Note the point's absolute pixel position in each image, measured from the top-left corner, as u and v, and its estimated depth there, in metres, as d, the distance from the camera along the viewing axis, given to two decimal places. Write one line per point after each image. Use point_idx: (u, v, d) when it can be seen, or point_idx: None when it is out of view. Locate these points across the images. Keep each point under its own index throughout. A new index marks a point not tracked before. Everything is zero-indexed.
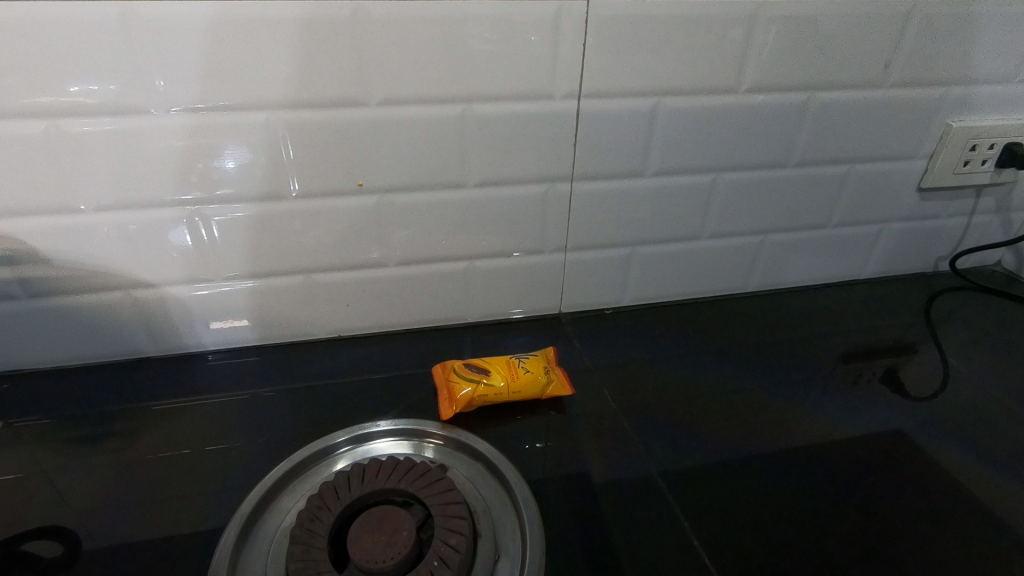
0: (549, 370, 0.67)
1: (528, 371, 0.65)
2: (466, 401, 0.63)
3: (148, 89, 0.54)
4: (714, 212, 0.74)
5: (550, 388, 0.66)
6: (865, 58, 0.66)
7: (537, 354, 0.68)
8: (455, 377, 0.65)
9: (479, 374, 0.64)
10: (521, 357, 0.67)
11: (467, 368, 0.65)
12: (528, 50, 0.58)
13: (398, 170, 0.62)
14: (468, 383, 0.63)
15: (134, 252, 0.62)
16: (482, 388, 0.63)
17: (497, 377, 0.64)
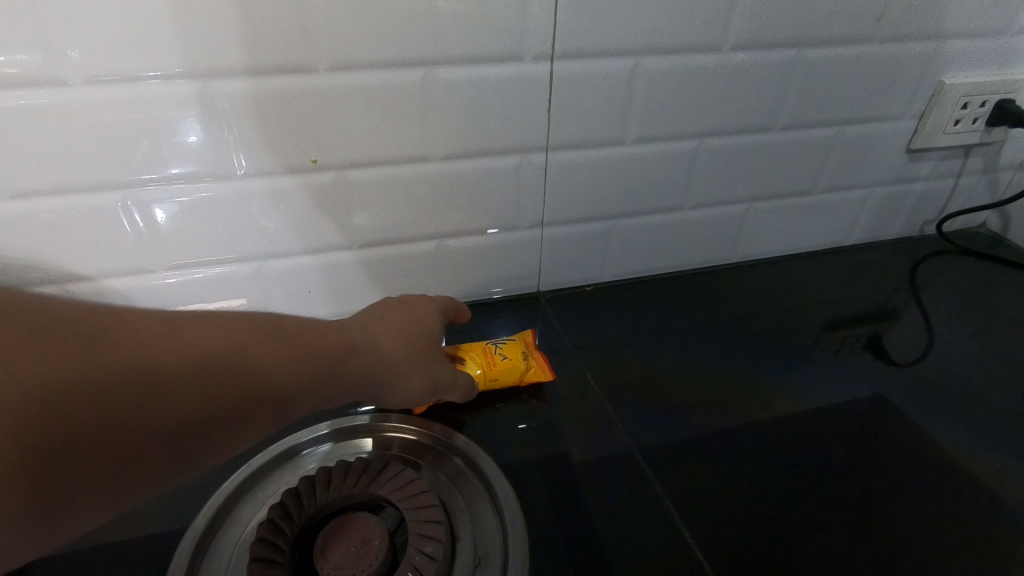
0: (528, 355, 0.63)
1: (508, 358, 0.62)
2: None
3: (59, 59, 0.47)
4: (697, 181, 0.70)
5: (530, 375, 0.63)
6: (857, 11, 0.61)
7: (515, 338, 0.64)
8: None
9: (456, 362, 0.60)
10: (499, 342, 0.64)
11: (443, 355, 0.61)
12: (495, 6, 0.52)
13: (356, 145, 0.57)
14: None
15: (65, 243, 0.56)
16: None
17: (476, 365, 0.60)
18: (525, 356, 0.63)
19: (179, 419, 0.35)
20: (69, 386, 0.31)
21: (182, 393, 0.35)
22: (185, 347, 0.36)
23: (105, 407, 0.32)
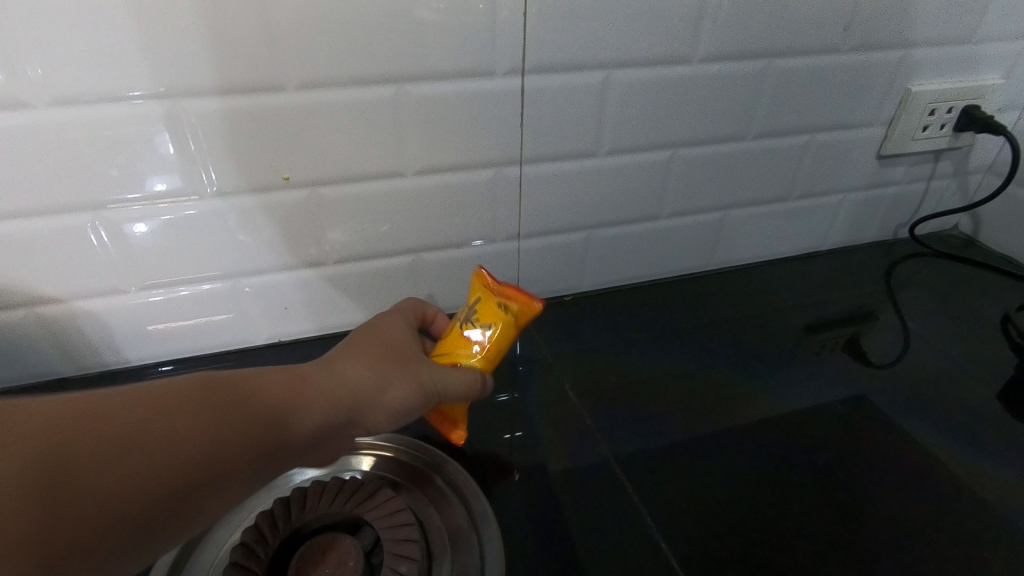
0: (504, 300, 0.51)
1: (484, 324, 0.51)
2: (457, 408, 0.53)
3: (20, 81, 0.46)
4: (672, 190, 0.71)
5: (523, 314, 0.50)
6: (824, 22, 0.62)
7: (473, 295, 0.53)
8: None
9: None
10: (465, 312, 0.53)
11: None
12: (464, 23, 0.52)
13: (329, 161, 0.57)
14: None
15: (32, 265, 0.55)
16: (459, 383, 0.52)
17: (461, 356, 0.52)
18: (501, 306, 0.51)
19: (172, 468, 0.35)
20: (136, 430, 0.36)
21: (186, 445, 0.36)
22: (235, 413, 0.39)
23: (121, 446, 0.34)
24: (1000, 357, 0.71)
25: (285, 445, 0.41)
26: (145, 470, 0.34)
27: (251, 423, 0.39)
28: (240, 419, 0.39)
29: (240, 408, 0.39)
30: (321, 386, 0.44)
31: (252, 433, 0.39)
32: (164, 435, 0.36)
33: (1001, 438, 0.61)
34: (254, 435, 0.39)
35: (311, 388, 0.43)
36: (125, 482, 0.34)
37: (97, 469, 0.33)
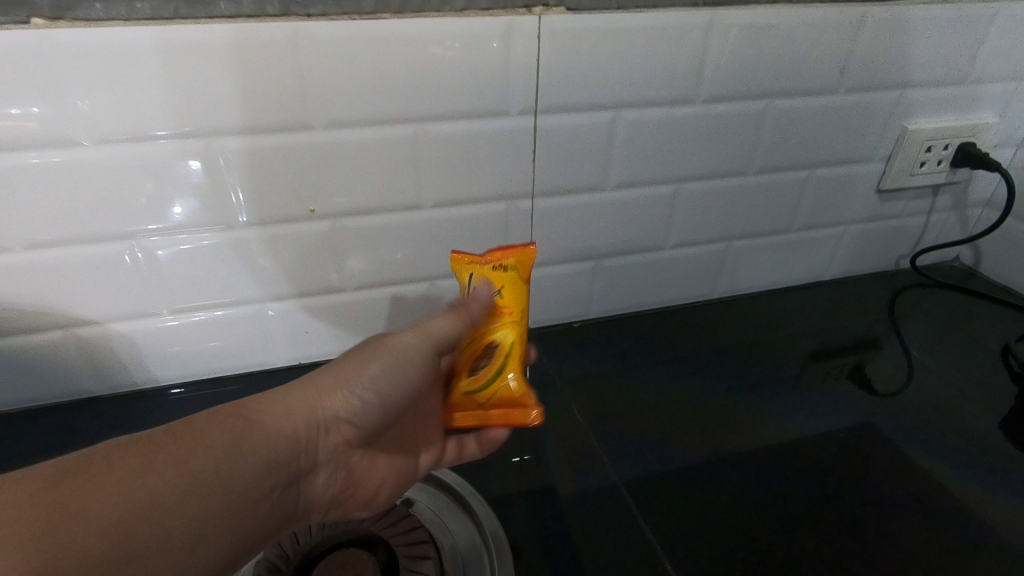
0: (496, 263, 0.54)
1: (493, 292, 0.54)
2: (511, 386, 0.55)
3: (76, 122, 0.51)
4: (677, 222, 0.73)
5: (523, 264, 0.54)
6: (821, 66, 0.66)
7: (463, 274, 0.54)
8: (477, 395, 0.56)
9: (487, 359, 0.55)
10: (466, 293, 0.54)
11: (471, 374, 0.56)
12: (481, 68, 0.56)
13: (353, 194, 0.60)
14: (489, 375, 0.55)
15: (72, 289, 0.59)
16: (504, 356, 0.54)
17: (495, 330, 0.54)
18: (498, 270, 0.54)
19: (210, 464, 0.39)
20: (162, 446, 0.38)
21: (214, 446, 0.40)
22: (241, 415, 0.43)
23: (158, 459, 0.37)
24: (1001, 387, 0.72)
25: (277, 458, 0.43)
26: (158, 489, 0.36)
27: (235, 451, 0.40)
28: (216, 448, 0.40)
29: (230, 421, 0.42)
30: (284, 400, 0.46)
31: (236, 458, 0.40)
32: (162, 460, 0.37)
33: (1000, 467, 0.62)
34: (241, 457, 0.41)
35: (278, 402, 0.46)
36: (157, 484, 0.36)
37: (110, 500, 0.34)
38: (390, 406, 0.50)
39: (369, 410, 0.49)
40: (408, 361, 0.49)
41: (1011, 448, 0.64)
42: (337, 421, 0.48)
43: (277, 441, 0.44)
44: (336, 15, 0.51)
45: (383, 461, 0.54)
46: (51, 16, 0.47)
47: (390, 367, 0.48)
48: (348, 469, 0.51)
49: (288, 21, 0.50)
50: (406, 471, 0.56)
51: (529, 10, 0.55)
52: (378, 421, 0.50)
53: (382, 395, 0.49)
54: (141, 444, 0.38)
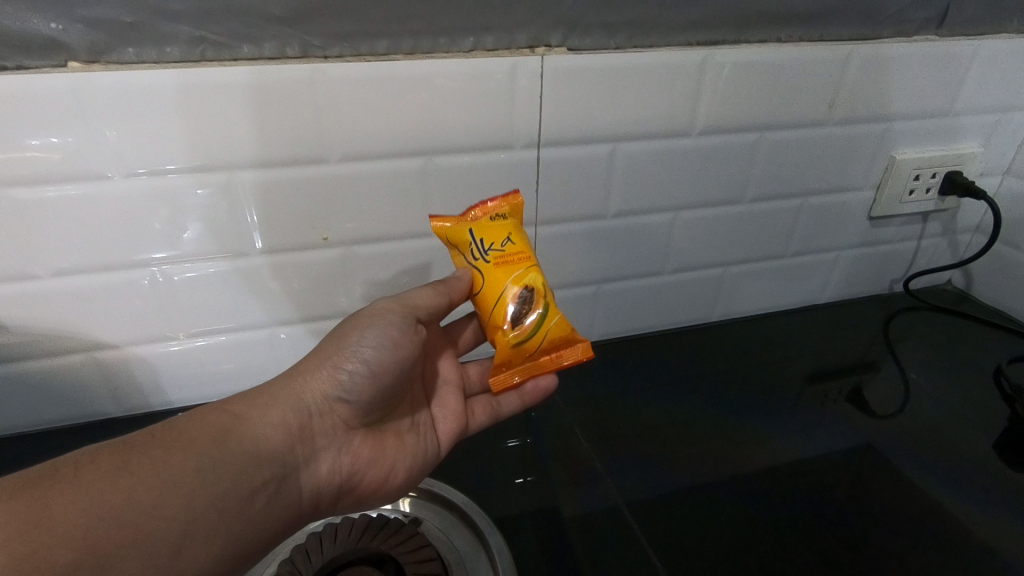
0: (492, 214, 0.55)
1: (503, 238, 0.54)
2: (556, 327, 0.56)
3: (105, 157, 0.54)
4: (675, 248, 0.76)
5: (515, 208, 0.56)
6: (810, 101, 0.69)
7: (463, 233, 0.54)
8: (524, 345, 0.55)
9: (528, 304, 0.54)
10: (475, 246, 0.54)
11: (514, 324, 0.54)
12: (487, 105, 0.59)
13: (365, 223, 0.63)
14: (533, 321, 0.55)
15: (94, 315, 0.61)
16: (542, 296, 0.55)
17: (525, 271, 0.54)
18: (498, 218, 0.54)
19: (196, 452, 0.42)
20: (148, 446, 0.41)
21: (200, 437, 0.43)
22: (228, 409, 0.47)
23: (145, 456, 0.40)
24: (994, 407, 0.74)
25: (268, 444, 0.47)
26: (144, 483, 0.39)
27: (218, 444, 0.43)
28: (198, 442, 0.43)
29: (217, 415, 0.46)
30: (272, 391, 0.50)
31: (222, 449, 0.43)
32: (148, 456, 0.40)
33: (995, 486, 0.64)
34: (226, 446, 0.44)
35: (269, 391, 0.50)
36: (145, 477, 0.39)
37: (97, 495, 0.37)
38: (379, 379, 0.52)
39: (357, 386, 0.52)
40: (385, 326, 0.52)
41: (1005, 467, 0.66)
42: (328, 400, 0.51)
43: (266, 428, 0.47)
44: (351, 57, 0.55)
45: (391, 442, 0.57)
46: (86, 60, 0.50)
47: (369, 335, 0.52)
48: (352, 453, 0.53)
49: (307, 63, 0.54)
50: (415, 453, 0.58)
51: (533, 51, 0.58)
52: (370, 399, 0.53)
53: (368, 368, 0.52)
54: (118, 447, 0.40)
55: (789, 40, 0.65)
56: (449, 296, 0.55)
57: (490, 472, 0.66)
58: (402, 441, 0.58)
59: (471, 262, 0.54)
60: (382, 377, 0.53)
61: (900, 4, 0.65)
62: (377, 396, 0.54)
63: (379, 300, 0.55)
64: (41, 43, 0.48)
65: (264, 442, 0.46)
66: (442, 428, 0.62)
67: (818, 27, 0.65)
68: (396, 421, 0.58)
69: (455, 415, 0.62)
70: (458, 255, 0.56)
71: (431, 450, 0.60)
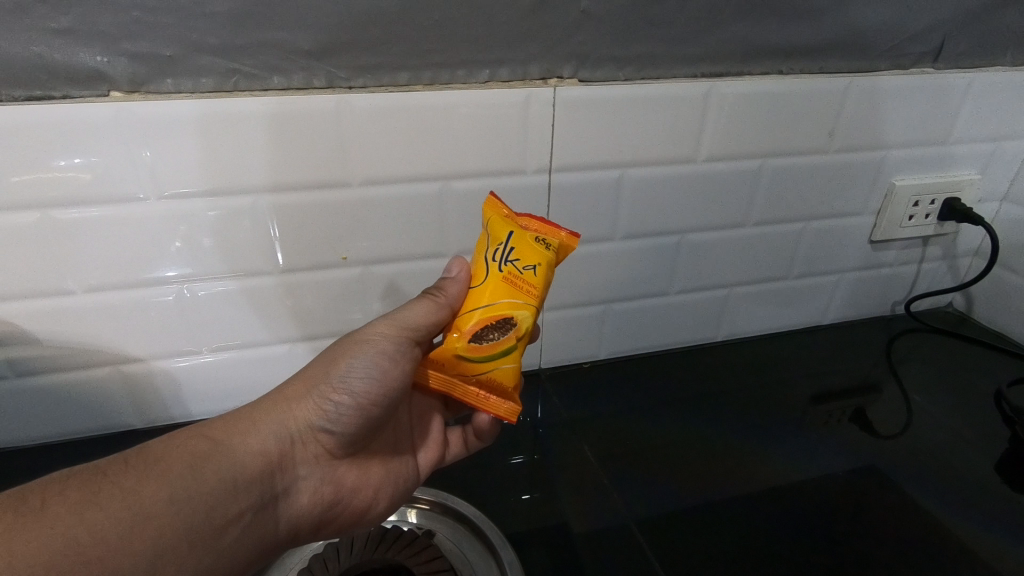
0: (541, 235, 0.51)
1: (530, 262, 0.50)
2: (504, 373, 0.51)
3: (139, 180, 0.57)
4: (681, 270, 0.78)
5: (564, 247, 0.51)
6: (811, 130, 0.72)
7: (502, 231, 0.50)
8: (468, 363, 0.51)
9: (497, 332, 0.50)
10: (500, 249, 0.50)
11: (473, 339, 0.51)
12: (501, 133, 0.62)
13: (383, 244, 0.65)
14: (491, 347, 0.51)
15: (122, 329, 0.64)
16: (515, 339, 0.50)
17: (519, 306, 0.49)
18: (542, 243, 0.50)
19: (173, 478, 0.42)
20: (124, 470, 0.41)
21: (176, 463, 0.43)
22: (209, 434, 0.47)
23: (122, 481, 0.40)
24: (995, 430, 0.75)
25: (248, 473, 0.47)
26: (120, 507, 0.39)
27: (194, 474, 0.43)
28: (172, 471, 0.42)
29: (200, 440, 0.46)
30: (256, 417, 0.50)
31: (196, 478, 0.43)
32: (123, 482, 0.40)
33: (995, 504, 0.65)
34: (202, 476, 0.43)
35: (252, 416, 0.50)
36: (121, 502, 0.39)
37: (69, 522, 0.37)
38: (365, 408, 0.52)
39: (343, 417, 0.51)
40: (376, 356, 0.51)
41: (1006, 489, 0.67)
42: (312, 429, 0.51)
43: (247, 456, 0.47)
44: (374, 87, 0.58)
45: (376, 470, 0.57)
46: (127, 89, 0.53)
47: (359, 364, 0.51)
48: (334, 482, 0.54)
49: (332, 93, 0.57)
50: (396, 482, 0.59)
51: (545, 82, 0.61)
52: (355, 429, 0.53)
53: (355, 399, 0.51)
54: (89, 475, 0.40)
55: (790, 73, 0.68)
56: (449, 307, 0.53)
57: (498, 488, 0.68)
58: (386, 468, 0.58)
59: (487, 258, 0.51)
60: (369, 409, 0.53)
61: (895, 39, 0.68)
62: (363, 427, 0.53)
63: (373, 324, 0.53)
64: (87, 74, 0.52)
65: (244, 471, 0.46)
66: (424, 456, 0.63)
67: (817, 60, 0.68)
68: (380, 447, 0.59)
69: (435, 445, 0.64)
70: (483, 242, 0.52)
71: (412, 476, 0.61)
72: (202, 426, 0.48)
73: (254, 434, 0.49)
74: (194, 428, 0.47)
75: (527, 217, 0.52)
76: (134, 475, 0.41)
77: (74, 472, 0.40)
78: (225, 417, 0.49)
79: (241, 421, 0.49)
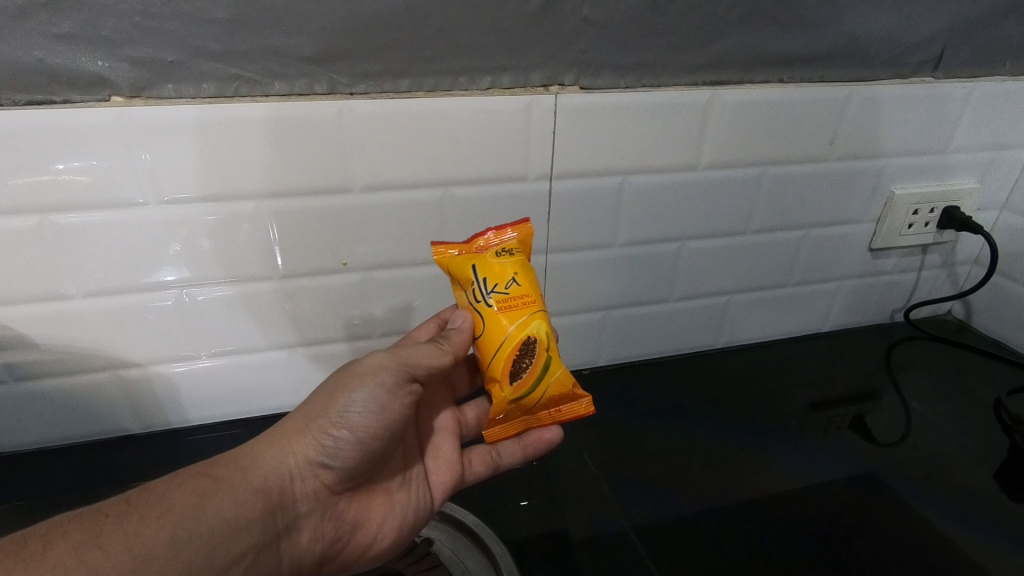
0: (499, 249, 0.53)
1: (509, 278, 0.52)
2: (557, 382, 0.53)
3: (138, 186, 0.57)
4: (681, 277, 0.78)
5: (524, 243, 0.54)
6: (811, 138, 0.72)
7: (466, 269, 0.52)
8: (522, 400, 0.53)
9: (528, 357, 0.52)
10: (477, 287, 0.52)
11: (511, 380, 0.52)
12: (503, 140, 0.62)
13: (383, 249, 0.65)
14: (533, 377, 0.52)
15: (120, 334, 0.64)
16: (545, 350, 0.52)
17: (530, 317, 0.51)
18: (502, 255, 0.52)
19: (173, 517, 0.42)
20: (124, 513, 0.42)
21: (177, 501, 0.44)
22: (211, 471, 0.47)
23: (123, 522, 0.41)
24: (995, 438, 0.75)
25: (247, 512, 0.46)
26: (122, 549, 0.39)
27: (194, 512, 0.43)
28: (174, 509, 0.43)
29: (201, 478, 0.46)
30: (256, 453, 0.50)
31: (198, 516, 0.43)
32: (123, 524, 0.41)
33: (995, 512, 0.65)
34: (203, 514, 0.43)
35: (252, 453, 0.50)
36: (123, 544, 0.40)
37: (71, 564, 0.38)
38: (366, 442, 0.52)
39: (342, 452, 0.51)
40: (376, 389, 0.51)
41: (1005, 498, 0.67)
42: (311, 464, 0.51)
43: (246, 494, 0.47)
44: (376, 93, 0.58)
45: (378, 503, 0.57)
46: (129, 94, 0.53)
47: (359, 398, 0.50)
48: (335, 517, 0.54)
49: (334, 99, 0.57)
50: (403, 514, 0.58)
51: (547, 89, 0.62)
52: (355, 463, 0.52)
53: (354, 433, 0.51)
54: (91, 518, 0.41)
55: (791, 81, 0.68)
56: (453, 354, 0.53)
57: (497, 494, 0.68)
58: (389, 500, 0.58)
59: (473, 301, 0.53)
60: (370, 442, 0.52)
61: (895, 48, 0.68)
62: (363, 460, 0.53)
63: (373, 356, 0.53)
64: (89, 79, 0.52)
65: (243, 509, 0.46)
66: (436, 481, 0.61)
67: (818, 68, 0.68)
68: (385, 478, 0.58)
69: (449, 469, 0.62)
70: (462, 293, 0.54)
71: (423, 506, 0.59)
72: (205, 463, 0.48)
73: (254, 470, 0.49)
74: (197, 466, 0.48)
75: (477, 242, 0.54)
76: (135, 516, 0.42)
77: (75, 517, 0.41)
78: (228, 454, 0.50)
79: (244, 456, 0.50)
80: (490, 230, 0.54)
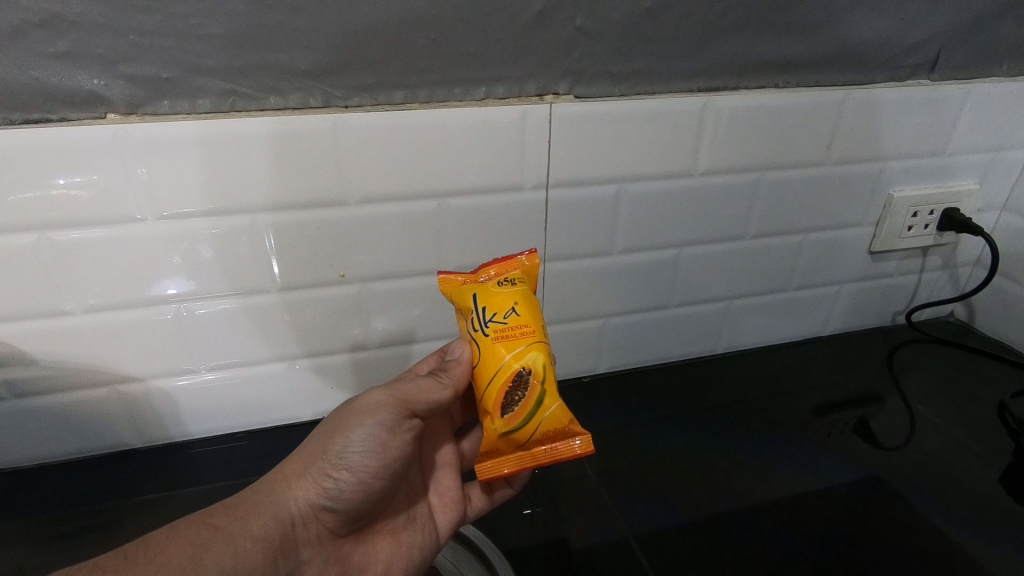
0: (501, 279, 0.54)
1: (509, 308, 0.52)
2: (552, 417, 0.51)
3: (136, 203, 0.57)
4: (680, 282, 0.78)
5: (528, 275, 0.55)
6: (808, 142, 0.72)
7: (467, 297, 0.53)
8: (513, 434, 0.51)
9: (521, 390, 0.50)
10: (476, 315, 0.52)
11: (503, 411, 0.50)
12: (498, 150, 0.62)
13: (380, 260, 0.65)
14: (524, 407, 0.50)
15: (121, 349, 0.64)
16: (539, 381, 0.50)
17: (526, 348, 0.50)
18: (504, 285, 0.53)
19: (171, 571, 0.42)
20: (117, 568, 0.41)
21: (174, 556, 0.43)
22: (211, 520, 0.47)
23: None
24: (999, 441, 0.74)
25: (248, 562, 0.46)
26: None
27: (193, 565, 0.43)
28: (172, 562, 0.43)
29: (200, 529, 0.46)
30: (256, 500, 0.50)
31: (199, 567, 0.43)
32: None
33: (999, 513, 0.64)
34: (202, 565, 0.43)
35: (252, 499, 0.50)
36: None
37: None
38: (368, 482, 0.52)
39: (344, 494, 0.51)
40: (374, 429, 0.51)
41: (1009, 500, 0.66)
42: (312, 508, 0.51)
43: (248, 543, 0.47)
44: (371, 106, 0.58)
45: (382, 543, 0.57)
46: (124, 111, 0.54)
47: (357, 438, 0.51)
48: (340, 561, 0.54)
49: (329, 113, 0.57)
50: (409, 554, 0.58)
51: (541, 99, 0.62)
52: (355, 505, 0.52)
53: (354, 474, 0.51)
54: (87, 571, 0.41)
55: (786, 86, 0.68)
56: (453, 387, 0.53)
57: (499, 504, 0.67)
58: (396, 540, 0.58)
59: (471, 329, 0.52)
60: (371, 481, 0.52)
61: (890, 52, 0.68)
62: (366, 502, 0.53)
63: (371, 393, 0.53)
64: (84, 96, 0.52)
65: (245, 560, 0.46)
66: (442, 516, 0.61)
67: (813, 73, 0.68)
68: (388, 517, 0.58)
69: (453, 503, 0.62)
70: (463, 320, 0.54)
71: (429, 543, 0.59)
72: (204, 511, 0.48)
73: (254, 516, 0.49)
74: (195, 515, 0.47)
75: (481, 272, 0.55)
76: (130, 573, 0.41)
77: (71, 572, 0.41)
78: (226, 501, 0.50)
79: (241, 503, 0.50)
80: (495, 263, 0.56)
